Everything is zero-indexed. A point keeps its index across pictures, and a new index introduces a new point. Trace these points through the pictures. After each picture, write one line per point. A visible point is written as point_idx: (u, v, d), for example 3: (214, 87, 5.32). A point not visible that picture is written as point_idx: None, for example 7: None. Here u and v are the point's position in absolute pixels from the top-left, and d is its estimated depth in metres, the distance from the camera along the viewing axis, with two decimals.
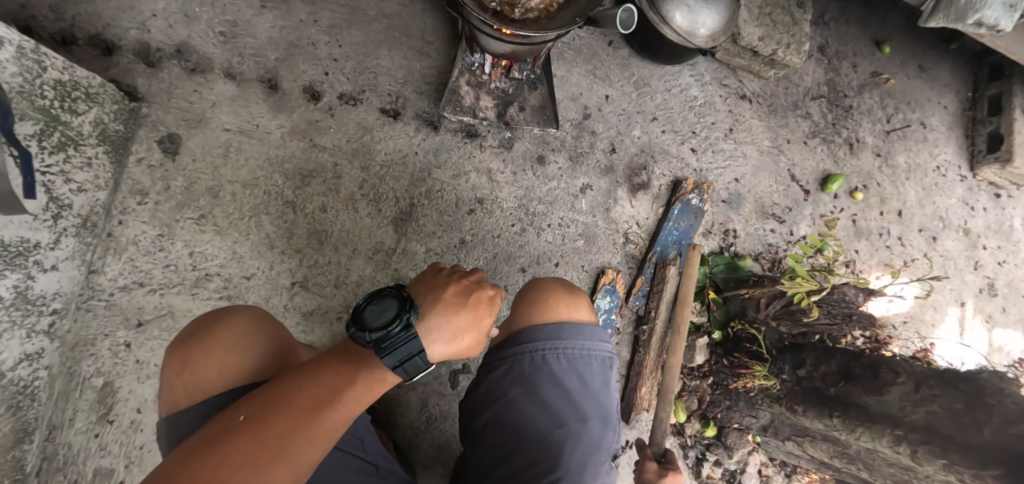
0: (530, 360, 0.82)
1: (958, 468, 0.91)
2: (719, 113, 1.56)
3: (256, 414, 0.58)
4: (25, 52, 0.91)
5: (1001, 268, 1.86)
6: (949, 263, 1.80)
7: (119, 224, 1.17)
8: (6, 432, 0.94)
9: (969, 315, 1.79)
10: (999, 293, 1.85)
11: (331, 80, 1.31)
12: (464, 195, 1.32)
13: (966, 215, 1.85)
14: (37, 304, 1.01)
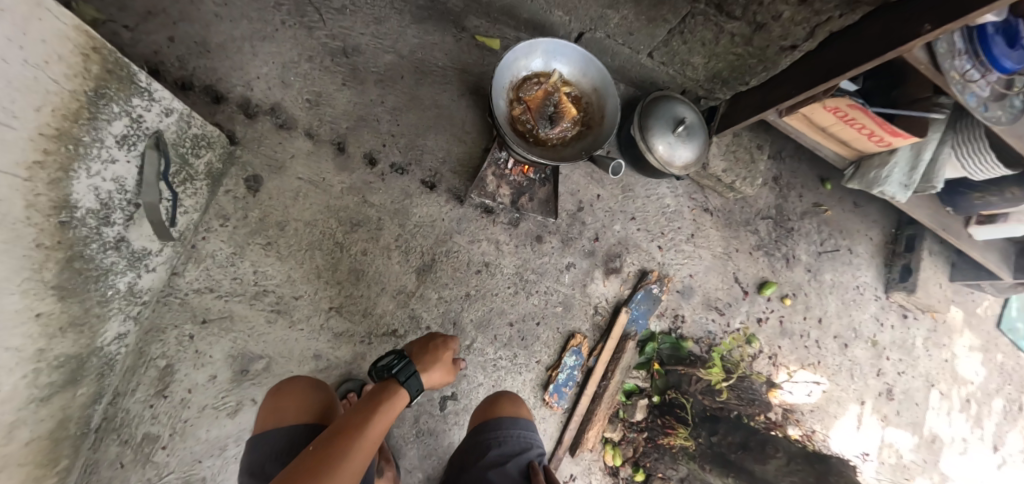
0: (477, 443, 1.19)
1: None
2: (685, 221, 1.95)
3: (324, 440, 0.90)
4: (182, 116, 1.23)
5: (899, 377, 2.29)
6: (856, 368, 2.20)
7: (202, 239, 1.47)
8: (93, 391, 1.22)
9: (867, 412, 2.19)
10: (896, 398, 2.27)
11: (387, 150, 1.66)
12: (475, 258, 1.66)
13: (875, 329, 2.26)
14: (137, 297, 1.30)
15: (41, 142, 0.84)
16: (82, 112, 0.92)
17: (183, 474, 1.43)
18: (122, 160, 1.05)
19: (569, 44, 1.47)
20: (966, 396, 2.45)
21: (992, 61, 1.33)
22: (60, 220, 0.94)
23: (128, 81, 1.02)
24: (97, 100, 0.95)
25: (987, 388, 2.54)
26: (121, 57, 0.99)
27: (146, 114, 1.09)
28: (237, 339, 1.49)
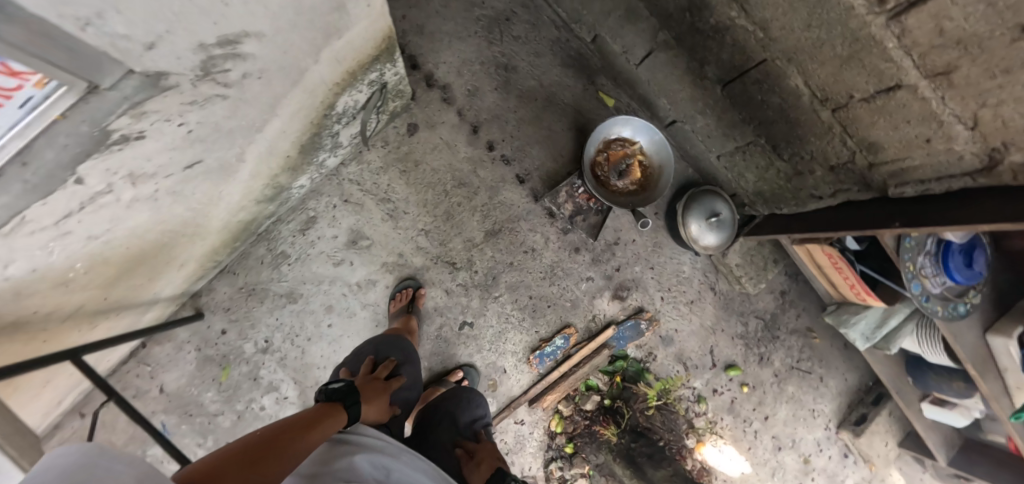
0: (457, 396, 1.79)
1: None
2: (691, 289, 2.44)
3: (255, 452, 0.97)
4: (401, 79, 1.95)
5: None
6: (780, 471, 2.55)
7: (367, 150, 2.18)
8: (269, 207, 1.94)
9: None
10: None
11: (505, 144, 2.32)
12: (528, 241, 2.30)
13: (812, 450, 2.55)
14: (321, 167, 2.04)
15: (339, 74, 1.58)
16: (362, 64, 1.65)
17: (292, 286, 2.17)
18: (364, 92, 1.77)
19: (654, 128, 2.05)
20: None
21: (945, 269, 1.74)
22: (323, 112, 1.69)
23: (389, 55, 1.72)
24: (371, 61, 1.68)
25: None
26: (393, 41, 1.68)
27: (387, 74, 1.80)
28: (359, 220, 2.19)
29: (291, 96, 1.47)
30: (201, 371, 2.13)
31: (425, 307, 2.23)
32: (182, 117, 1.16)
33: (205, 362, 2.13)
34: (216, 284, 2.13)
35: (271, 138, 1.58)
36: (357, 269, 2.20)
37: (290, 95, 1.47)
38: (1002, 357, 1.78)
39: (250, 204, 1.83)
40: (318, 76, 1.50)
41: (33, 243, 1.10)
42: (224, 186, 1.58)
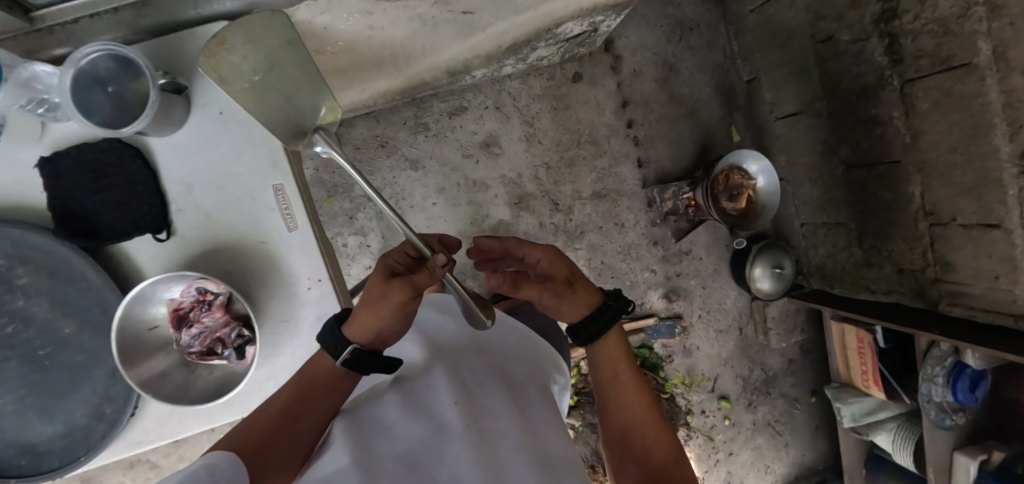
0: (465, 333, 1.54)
1: None
2: (724, 320, 2.74)
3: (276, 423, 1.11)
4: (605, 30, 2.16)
5: None
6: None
7: (534, 76, 2.40)
8: (446, 81, 2.16)
9: None
10: None
11: (640, 128, 2.55)
12: (621, 217, 2.55)
13: None
14: (498, 71, 2.23)
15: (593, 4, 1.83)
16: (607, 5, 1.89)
17: (419, 156, 2.32)
18: (580, 26, 2.00)
19: (775, 177, 2.24)
20: None
21: (953, 392, 2.06)
22: (552, 25, 1.90)
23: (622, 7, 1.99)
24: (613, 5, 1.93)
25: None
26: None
27: (604, 22, 2.06)
28: (498, 130, 2.38)
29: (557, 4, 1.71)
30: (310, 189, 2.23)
31: (516, 226, 2.43)
32: None
33: (316, 184, 2.24)
34: (358, 123, 2.25)
35: (513, 30, 1.82)
36: (478, 167, 2.38)
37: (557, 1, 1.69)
38: (957, 472, 2.11)
39: (442, 69, 2.01)
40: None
41: (354, 4, 1.31)
42: (453, 44, 1.78)
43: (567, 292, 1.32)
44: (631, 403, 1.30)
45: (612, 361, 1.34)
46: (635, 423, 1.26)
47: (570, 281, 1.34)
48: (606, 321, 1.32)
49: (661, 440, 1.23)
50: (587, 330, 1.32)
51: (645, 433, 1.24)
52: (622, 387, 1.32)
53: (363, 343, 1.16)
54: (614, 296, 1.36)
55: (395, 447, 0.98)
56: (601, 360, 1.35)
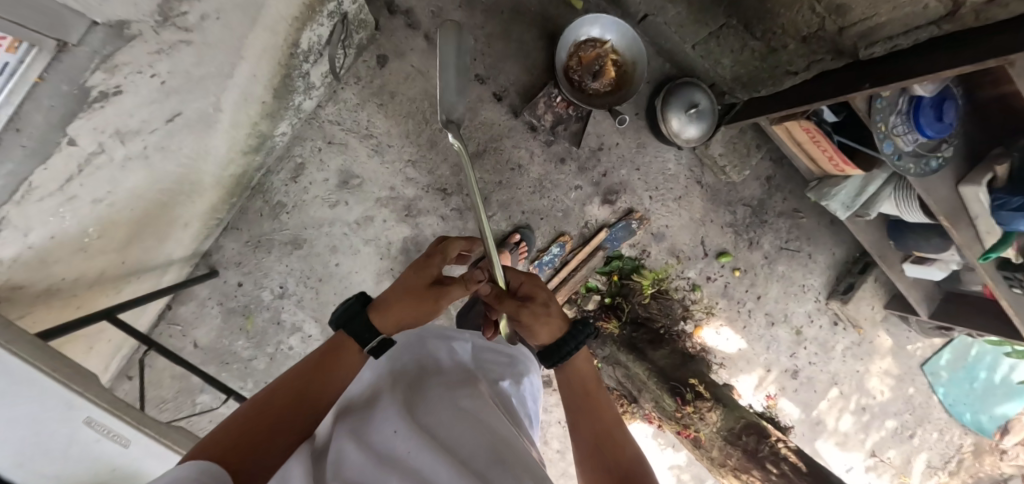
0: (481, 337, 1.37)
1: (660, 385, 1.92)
2: (677, 184, 2.49)
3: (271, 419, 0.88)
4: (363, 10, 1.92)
5: (809, 365, 2.71)
6: (773, 345, 2.65)
7: (341, 89, 2.18)
8: (259, 157, 2.04)
9: (769, 381, 2.68)
10: (798, 379, 2.71)
11: (475, 64, 2.29)
12: (512, 159, 2.34)
13: (804, 322, 2.68)
14: (299, 112, 2.06)
15: (303, 9, 1.61)
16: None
17: (294, 232, 2.23)
18: (325, 27, 1.79)
19: (629, 28, 2.05)
20: (864, 405, 2.81)
21: (916, 125, 1.76)
22: (289, 52, 1.70)
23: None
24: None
25: (886, 408, 2.85)
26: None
27: (348, 5, 1.82)
28: (345, 161, 2.22)
29: (262, 41, 1.53)
30: (225, 322, 2.24)
31: (422, 234, 2.30)
32: (161, 71, 1.24)
33: (228, 315, 2.24)
34: (224, 242, 2.20)
35: (252, 88, 1.66)
36: (351, 207, 2.24)
37: (257, 40, 1.51)
38: (972, 204, 1.85)
39: (237, 157, 1.88)
40: (282, 17, 1.54)
41: (47, 205, 1.23)
42: (209, 141, 1.64)
43: (519, 308, 1.14)
44: (612, 419, 1.11)
45: (588, 373, 1.18)
46: (612, 440, 1.06)
47: (525, 296, 1.16)
48: (572, 332, 1.17)
49: (641, 469, 1.01)
50: (557, 338, 1.16)
51: (625, 452, 1.04)
52: (599, 401, 1.14)
53: (383, 331, 1.04)
54: (586, 324, 1.19)
55: (389, 439, 0.82)
56: (574, 370, 1.18)
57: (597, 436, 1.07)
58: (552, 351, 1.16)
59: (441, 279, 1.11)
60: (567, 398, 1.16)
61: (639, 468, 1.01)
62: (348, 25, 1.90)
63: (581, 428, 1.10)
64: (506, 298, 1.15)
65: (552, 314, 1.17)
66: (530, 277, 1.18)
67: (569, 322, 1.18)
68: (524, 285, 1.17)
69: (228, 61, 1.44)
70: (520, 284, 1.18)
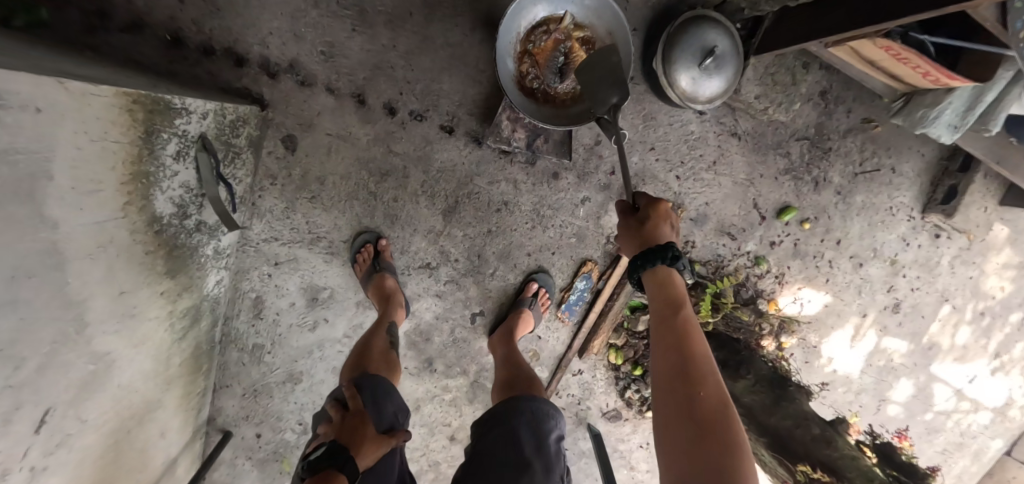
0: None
1: (760, 440, 1.53)
2: (708, 147, 1.89)
3: None
4: (215, 112, 1.40)
5: (912, 293, 2.16)
6: (864, 287, 2.13)
7: (258, 198, 1.72)
8: (207, 319, 1.69)
9: (866, 326, 2.18)
10: (901, 311, 2.18)
11: (405, 99, 1.74)
12: (495, 198, 1.85)
13: (898, 249, 2.09)
14: (222, 253, 1.65)
15: (125, 186, 1.15)
16: (143, 152, 1.18)
17: (287, 369, 1.89)
18: (182, 170, 1.33)
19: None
20: (984, 311, 2.21)
21: None
22: (148, 228, 1.26)
23: (166, 112, 1.23)
24: (152, 135, 1.20)
25: (1012, 303, 2.22)
26: (155, 93, 1.19)
27: (187, 122, 1.31)
28: (304, 276, 1.81)
29: (100, 260, 1.11)
30: (263, 472, 1.98)
31: (424, 321, 1.91)
32: None
33: (262, 464, 1.97)
34: (222, 402, 1.90)
35: (134, 295, 1.27)
36: (333, 323, 1.87)
37: (93, 264, 1.09)
38: None
39: (175, 347, 1.53)
40: (104, 217, 1.09)
41: None
42: (125, 375, 1.31)
43: (635, 229, 1.25)
44: (701, 353, 1.05)
45: (681, 298, 1.16)
46: (696, 373, 1.01)
47: (646, 218, 1.24)
48: (665, 256, 1.18)
49: (723, 410, 0.95)
50: (652, 256, 1.19)
51: (707, 388, 0.98)
52: (692, 330, 1.09)
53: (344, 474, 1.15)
54: (679, 257, 1.19)
55: None
56: (666, 291, 1.16)
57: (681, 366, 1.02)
58: (645, 265, 1.19)
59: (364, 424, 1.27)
60: (660, 321, 1.12)
61: (721, 408, 0.95)
62: (211, 143, 1.41)
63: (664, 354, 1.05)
64: (632, 216, 1.26)
65: (656, 227, 1.23)
66: (662, 204, 1.26)
67: (661, 246, 1.19)
68: (649, 212, 1.24)
69: (72, 319, 1.06)
70: (654, 210, 1.26)
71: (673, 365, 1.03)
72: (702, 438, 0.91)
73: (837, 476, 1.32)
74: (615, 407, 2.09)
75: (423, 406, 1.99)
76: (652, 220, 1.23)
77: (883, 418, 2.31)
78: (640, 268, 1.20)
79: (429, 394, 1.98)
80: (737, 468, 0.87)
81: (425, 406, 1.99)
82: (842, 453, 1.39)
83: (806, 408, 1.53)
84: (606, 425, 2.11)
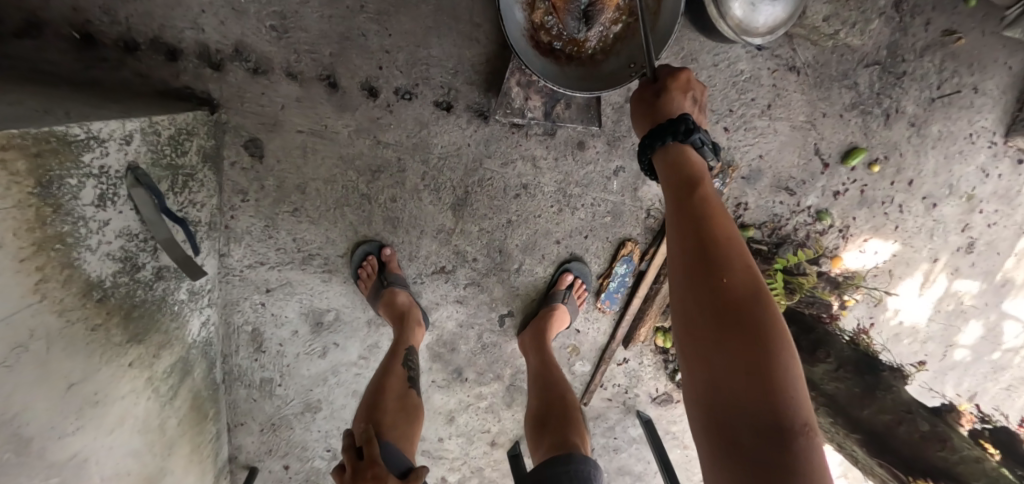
0: None
1: (851, 437, 1.32)
2: (762, 88, 1.53)
3: None
4: (146, 132, 1.08)
5: (987, 230, 1.68)
6: (937, 230, 1.68)
7: (232, 219, 1.43)
8: (203, 365, 1.47)
9: (936, 273, 1.74)
10: (976, 251, 1.71)
11: (385, 74, 1.39)
12: (511, 182, 1.54)
13: (976, 181, 1.61)
14: (200, 292, 1.39)
15: (28, 262, 0.87)
16: (47, 213, 0.89)
17: (304, 399, 1.69)
18: (113, 216, 1.04)
19: None
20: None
21: None
22: (83, 301, 0.99)
23: (67, 149, 0.90)
24: (50, 186, 0.89)
25: None
26: (41, 127, 0.86)
27: (106, 156, 1.00)
28: (303, 300, 1.57)
29: (20, 367, 0.86)
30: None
31: (447, 330, 1.69)
32: None
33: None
34: (240, 440, 1.71)
35: (93, 381, 1.03)
36: (345, 345, 1.65)
37: (11, 375, 0.85)
38: None
39: (167, 411, 1.31)
40: (6, 314, 0.83)
41: None
42: (108, 466, 1.11)
43: (646, 103, 1.03)
44: (728, 239, 0.84)
45: (701, 175, 0.94)
46: (723, 265, 0.81)
47: (661, 89, 1.02)
48: (677, 132, 0.96)
49: (759, 310, 0.76)
50: (660, 132, 0.98)
51: (735, 281, 0.79)
52: (716, 214, 0.87)
53: None
54: (695, 129, 0.96)
55: None
56: (680, 169, 0.95)
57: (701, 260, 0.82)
58: (655, 144, 0.99)
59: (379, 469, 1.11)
60: (674, 208, 0.91)
61: (754, 307, 0.77)
62: (146, 173, 1.10)
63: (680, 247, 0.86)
64: (646, 89, 1.04)
65: (672, 99, 1.01)
66: (684, 73, 1.03)
67: (674, 119, 0.97)
68: (666, 85, 1.02)
69: (7, 441, 0.86)
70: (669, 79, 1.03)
71: (692, 260, 0.83)
72: (733, 347, 0.74)
73: None
74: (666, 390, 1.86)
75: (458, 417, 1.81)
76: (667, 91, 1.01)
77: (946, 366, 1.88)
78: (649, 148, 1.00)
79: (463, 404, 1.79)
80: (779, 380, 0.71)
81: (460, 416, 1.81)
82: (961, 457, 1.17)
83: (906, 398, 1.32)
84: (657, 410, 1.88)
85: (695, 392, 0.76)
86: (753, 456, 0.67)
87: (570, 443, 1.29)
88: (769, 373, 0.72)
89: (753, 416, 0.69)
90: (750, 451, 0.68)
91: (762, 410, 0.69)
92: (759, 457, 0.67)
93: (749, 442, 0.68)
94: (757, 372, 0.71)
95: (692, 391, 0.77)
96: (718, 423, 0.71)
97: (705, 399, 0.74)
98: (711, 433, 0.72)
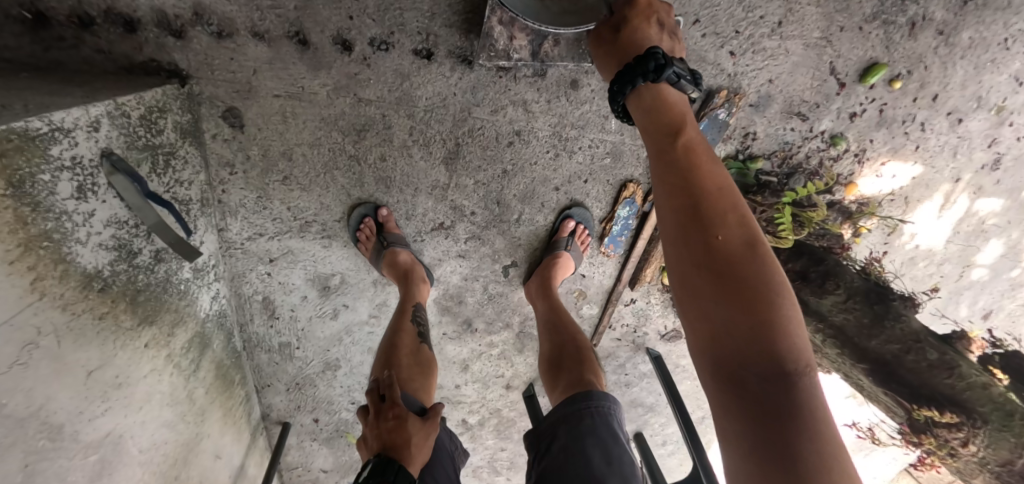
0: None
1: (857, 366, 1.33)
2: (773, 3, 1.37)
3: None
4: (113, 116, 1.05)
5: (1018, 143, 1.58)
6: (961, 147, 1.58)
7: (223, 193, 1.42)
8: (221, 336, 1.53)
9: (957, 192, 1.68)
10: (1002, 167, 1.63)
11: (358, 25, 1.28)
12: (504, 130, 1.47)
13: (1009, 92, 1.48)
14: (205, 267, 1.41)
15: (19, 263, 0.88)
16: (28, 214, 0.90)
17: (322, 359, 1.76)
18: (98, 206, 1.04)
19: None
20: None
21: None
22: (84, 294, 1.02)
23: (32, 144, 0.89)
24: (23, 185, 0.89)
25: None
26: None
27: (74, 145, 0.98)
28: (307, 266, 1.58)
29: (35, 364, 0.90)
30: (332, 447, 1.96)
31: (453, 284, 1.70)
32: None
33: (329, 441, 1.94)
34: (270, 399, 1.81)
35: (110, 366, 1.08)
36: (354, 305, 1.68)
37: (28, 372, 0.89)
38: None
39: (193, 383, 1.38)
40: (7, 317, 0.85)
41: None
42: (144, 439, 1.19)
43: (610, 43, 1.00)
44: (716, 188, 0.80)
45: (682, 120, 0.88)
46: (713, 215, 0.77)
47: (621, 24, 0.99)
48: (649, 71, 0.90)
49: (756, 262, 0.73)
50: (631, 74, 0.91)
51: (729, 234, 0.76)
52: (701, 163, 0.83)
53: (411, 460, 1.05)
54: (666, 67, 0.90)
55: None
56: (660, 116, 0.89)
57: (690, 211, 0.78)
58: (625, 90, 0.93)
59: (398, 412, 1.10)
60: (654, 159, 0.86)
61: (751, 258, 0.74)
62: (122, 158, 1.08)
63: (667, 198, 0.81)
64: (606, 25, 1.01)
65: (636, 32, 0.97)
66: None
67: (643, 56, 0.91)
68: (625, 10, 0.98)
69: (39, 430, 0.92)
70: (629, 12, 0.99)
71: (682, 210, 0.78)
72: (734, 300, 0.71)
73: (969, 417, 1.15)
74: (675, 327, 1.87)
75: (472, 365, 1.87)
76: (630, 22, 0.98)
77: (962, 287, 1.88)
78: (620, 92, 0.94)
79: (476, 353, 1.85)
80: (783, 327, 0.69)
81: (474, 363, 1.87)
82: (969, 383, 1.19)
83: (916, 327, 1.30)
84: (666, 346, 1.91)
85: (696, 342, 0.73)
86: (760, 404, 0.66)
87: (587, 381, 1.30)
88: (771, 319, 0.69)
89: (758, 360, 0.67)
90: (761, 398, 0.66)
91: (765, 355, 0.67)
92: (769, 398, 0.65)
93: (759, 389, 0.66)
94: (760, 321, 0.69)
95: (693, 339, 0.74)
96: (727, 373, 0.68)
97: (710, 348, 0.71)
98: (718, 383, 0.70)
